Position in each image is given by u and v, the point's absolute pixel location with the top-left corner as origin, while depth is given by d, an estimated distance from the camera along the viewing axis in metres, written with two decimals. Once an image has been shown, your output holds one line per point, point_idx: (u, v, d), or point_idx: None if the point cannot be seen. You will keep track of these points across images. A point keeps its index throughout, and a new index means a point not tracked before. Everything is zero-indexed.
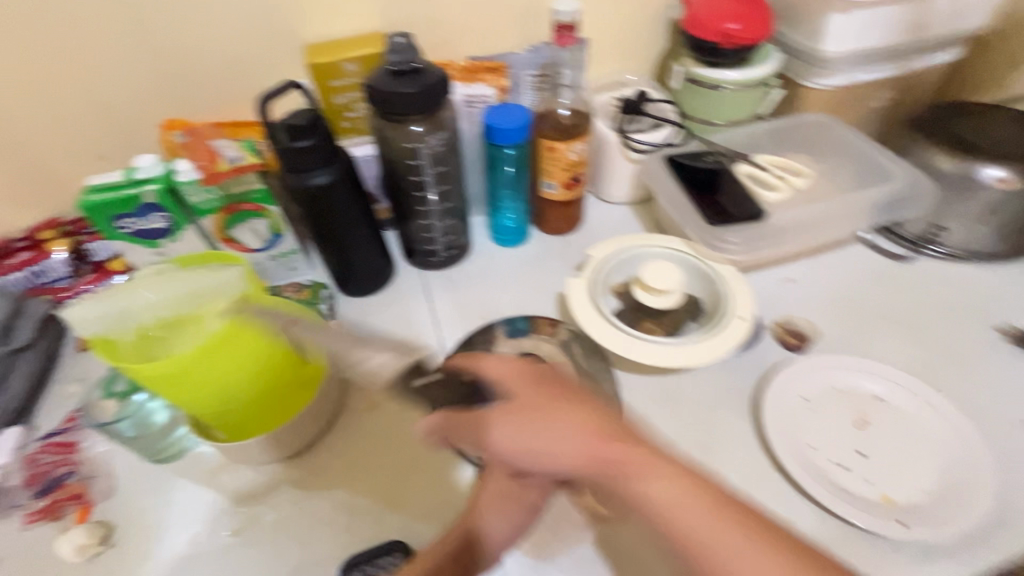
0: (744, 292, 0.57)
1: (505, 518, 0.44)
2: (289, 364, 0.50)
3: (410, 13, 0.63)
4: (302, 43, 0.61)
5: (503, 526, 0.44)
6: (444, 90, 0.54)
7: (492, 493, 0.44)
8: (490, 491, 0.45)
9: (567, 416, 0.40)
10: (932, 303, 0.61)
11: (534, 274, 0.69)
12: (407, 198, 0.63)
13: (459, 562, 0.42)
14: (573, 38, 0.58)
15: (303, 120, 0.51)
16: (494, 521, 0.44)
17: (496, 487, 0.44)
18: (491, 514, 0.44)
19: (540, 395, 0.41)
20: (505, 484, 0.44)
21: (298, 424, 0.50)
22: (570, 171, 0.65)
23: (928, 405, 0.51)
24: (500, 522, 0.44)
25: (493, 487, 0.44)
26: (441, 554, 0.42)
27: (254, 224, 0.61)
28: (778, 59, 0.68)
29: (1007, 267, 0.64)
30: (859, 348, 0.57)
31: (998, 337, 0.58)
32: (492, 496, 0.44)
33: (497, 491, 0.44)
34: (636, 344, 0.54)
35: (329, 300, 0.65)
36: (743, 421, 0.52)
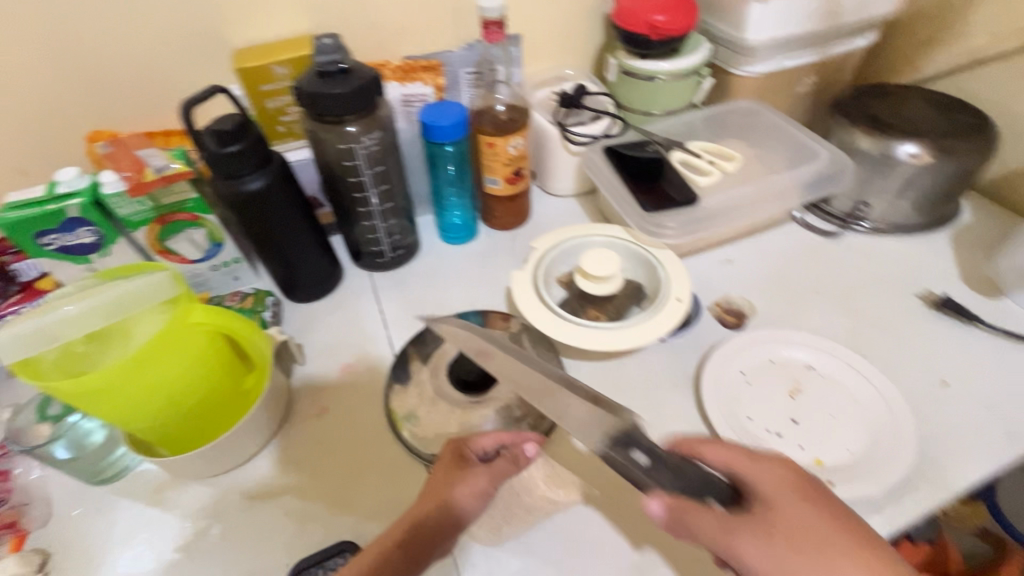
0: (682, 274, 0.59)
1: (455, 508, 0.42)
2: (229, 372, 0.49)
3: (341, 14, 0.62)
4: (231, 48, 0.60)
5: (452, 517, 0.42)
6: (375, 89, 0.54)
7: (442, 480, 0.44)
8: (440, 478, 0.44)
9: (810, 517, 0.36)
10: (860, 275, 0.64)
11: (483, 269, 0.69)
12: (348, 200, 0.63)
13: (407, 549, 0.41)
14: (501, 34, 0.59)
15: (230, 124, 0.50)
16: (442, 511, 0.42)
17: (446, 473, 0.44)
18: (440, 503, 0.43)
19: (807, 519, 0.36)
20: (455, 469, 0.44)
21: (243, 433, 0.49)
22: (512, 166, 0.65)
23: (855, 371, 0.53)
24: (449, 513, 0.42)
25: (444, 473, 0.44)
26: (388, 541, 0.41)
27: (192, 234, 0.60)
28: (707, 49, 0.70)
29: (927, 238, 0.68)
30: (794, 321, 0.60)
31: (921, 303, 0.61)
32: (441, 483, 0.44)
33: (447, 477, 0.44)
34: (579, 331, 0.55)
35: (273, 306, 0.64)
36: (686, 399, 0.53)
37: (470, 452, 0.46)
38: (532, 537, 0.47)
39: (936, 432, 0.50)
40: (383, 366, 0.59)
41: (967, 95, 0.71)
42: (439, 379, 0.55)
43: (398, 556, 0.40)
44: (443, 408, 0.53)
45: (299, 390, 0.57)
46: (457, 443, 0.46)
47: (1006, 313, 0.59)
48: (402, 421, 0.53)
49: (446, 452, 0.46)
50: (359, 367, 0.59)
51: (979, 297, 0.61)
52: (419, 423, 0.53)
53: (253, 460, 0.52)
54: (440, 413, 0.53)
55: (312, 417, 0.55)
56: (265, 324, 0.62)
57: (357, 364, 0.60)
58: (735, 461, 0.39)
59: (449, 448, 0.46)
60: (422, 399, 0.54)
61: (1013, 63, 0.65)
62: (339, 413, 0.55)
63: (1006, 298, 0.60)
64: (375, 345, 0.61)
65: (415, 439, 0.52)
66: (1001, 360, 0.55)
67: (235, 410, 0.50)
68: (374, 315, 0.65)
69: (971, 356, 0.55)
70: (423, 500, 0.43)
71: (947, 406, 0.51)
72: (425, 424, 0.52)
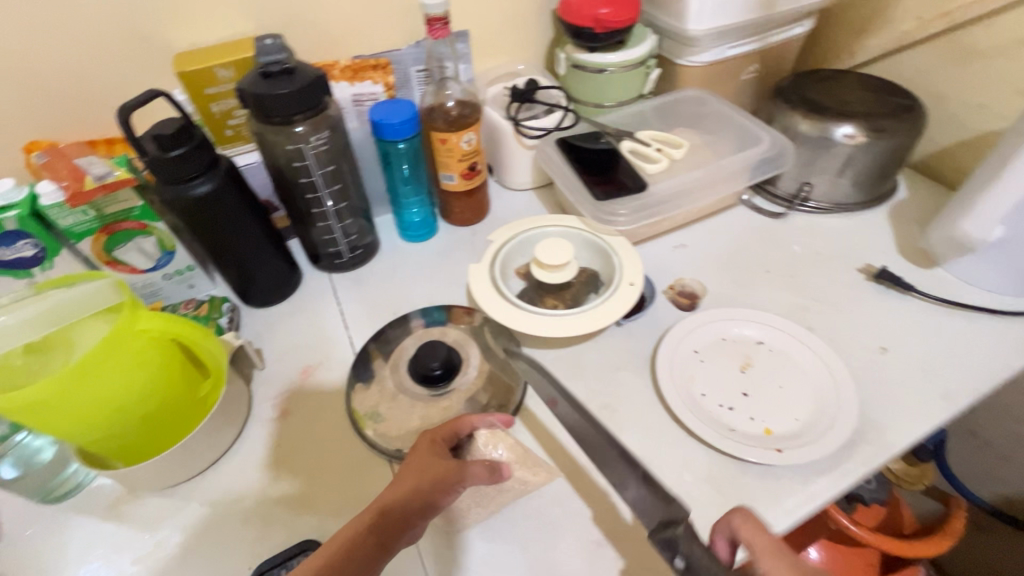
0: (634, 260, 0.60)
1: (428, 495, 0.40)
2: (183, 380, 0.48)
3: (285, 15, 0.62)
4: (172, 52, 0.59)
5: (425, 505, 0.40)
6: (321, 88, 0.54)
7: (417, 468, 0.42)
8: (415, 466, 0.42)
9: None
10: (806, 252, 0.67)
11: (443, 265, 0.70)
12: (301, 202, 0.62)
13: (377, 534, 0.38)
14: (446, 30, 0.59)
15: (172, 128, 0.49)
16: (417, 497, 0.40)
17: (422, 461, 0.42)
18: (415, 489, 0.40)
19: None
20: (431, 457, 0.43)
21: (199, 440, 0.49)
22: (466, 161, 0.66)
23: (802, 344, 0.56)
24: (423, 500, 0.40)
25: (419, 461, 0.42)
26: (358, 527, 0.38)
27: (140, 243, 0.58)
28: (652, 41, 0.72)
29: (867, 214, 0.71)
30: (744, 300, 0.62)
31: (862, 276, 0.64)
32: (415, 470, 0.42)
33: (423, 465, 0.42)
34: (537, 319, 0.56)
35: (230, 313, 0.62)
36: (644, 380, 0.55)
37: (444, 442, 0.44)
38: (496, 522, 0.47)
39: (877, 397, 0.52)
40: (345, 366, 0.59)
41: (899, 78, 0.75)
42: (400, 374, 0.56)
43: (367, 542, 0.38)
44: (404, 402, 0.53)
45: (259, 394, 0.57)
46: (432, 433, 0.45)
47: (940, 282, 0.62)
48: (364, 418, 0.53)
49: (422, 441, 0.44)
50: (320, 369, 0.59)
51: (916, 268, 0.64)
52: (381, 419, 0.53)
53: (213, 468, 0.51)
54: (401, 408, 0.53)
55: (273, 421, 0.55)
56: (222, 330, 0.60)
57: (318, 365, 0.59)
58: (764, 554, 0.35)
59: (424, 438, 0.44)
60: (383, 396, 0.54)
61: (937, 45, 0.69)
62: (300, 415, 0.55)
63: (940, 268, 0.64)
64: (336, 345, 0.61)
65: (378, 435, 0.52)
66: (936, 326, 0.58)
67: (191, 419, 0.50)
68: (335, 316, 0.64)
69: (908, 323, 0.58)
70: (397, 487, 0.41)
71: (886, 372, 0.54)
72: (387, 420, 0.53)
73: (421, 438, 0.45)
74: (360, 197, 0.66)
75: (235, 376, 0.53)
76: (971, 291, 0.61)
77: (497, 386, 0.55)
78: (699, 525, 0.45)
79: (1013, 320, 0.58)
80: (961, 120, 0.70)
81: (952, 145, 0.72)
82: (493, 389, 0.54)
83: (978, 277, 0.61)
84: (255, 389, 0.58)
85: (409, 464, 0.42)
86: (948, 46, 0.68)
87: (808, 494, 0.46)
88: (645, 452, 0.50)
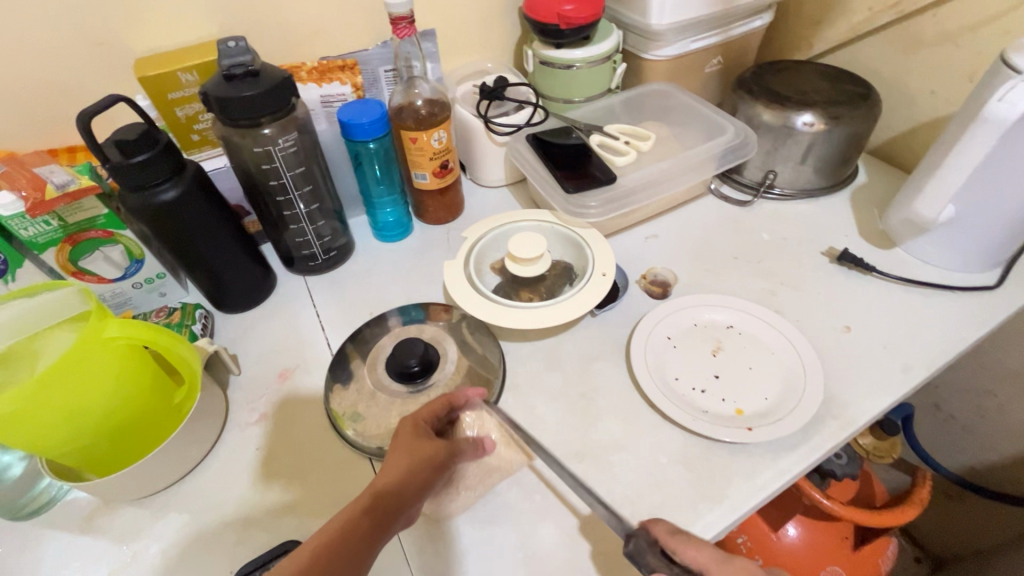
0: (606, 251, 0.61)
1: (419, 476, 0.41)
2: (154, 390, 0.48)
3: (248, 17, 0.61)
4: (133, 57, 0.59)
5: (417, 485, 0.41)
6: (287, 90, 0.53)
7: (405, 451, 0.42)
8: (403, 449, 0.42)
9: None
10: (772, 238, 0.69)
11: (419, 263, 0.70)
12: (271, 204, 0.62)
13: (375, 516, 0.38)
14: (412, 29, 0.59)
15: (134, 134, 0.49)
16: (410, 479, 0.40)
17: (409, 444, 0.43)
18: (407, 471, 0.41)
19: None
20: (418, 439, 0.43)
21: (175, 448, 0.48)
22: (438, 159, 0.66)
23: (770, 326, 0.57)
24: (415, 480, 0.41)
25: (406, 444, 0.43)
26: (354, 511, 0.38)
27: (107, 252, 0.57)
28: (617, 36, 0.73)
29: (830, 199, 0.74)
30: (714, 286, 0.64)
31: (825, 259, 0.66)
32: (404, 453, 0.42)
33: (410, 448, 0.42)
34: (512, 313, 0.56)
35: (203, 319, 0.62)
36: (620, 367, 0.56)
37: (426, 425, 0.45)
38: (475, 512, 0.47)
39: (841, 374, 0.54)
40: (322, 367, 0.59)
41: (855, 67, 0.77)
42: (377, 373, 0.56)
43: (364, 525, 0.37)
44: (383, 400, 0.53)
45: (236, 400, 0.57)
46: (413, 418, 0.45)
47: (898, 261, 0.65)
48: (343, 419, 0.53)
49: (404, 425, 0.44)
50: (297, 371, 0.59)
51: (876, 249, 0.67)
52: (361, 418, 0.53)
53: (191, 476, 0.51)
54: (380, 406, 0.53)
55: (251, 425, 0.54)
56: (195, 336, 0.60)
57: (295, 368, 0.59)
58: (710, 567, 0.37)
59: (406, 423, 0.45)
60: (361, 395, 0.55)
61: (889, 34, 0.71)
62: (279, 419, 0.55)
63: (898, 248, 0.66)
64: (313, 348, 0.61)
65: (358, 434, 0.52)
66: (896, 303, 0.61)
67: (163, 427, 0.49)
68: (312, 319, 0.64)
69: (870, 302, 0.61)
70: (388, 471, 0.41)
71: (850, 349, 0.56)
72: (367, 419, 0.53)
73: (403, 422, 0.45)
74: (331, 198, 0.66)
75: (211, 382, 0.53)
76: (928, 269, 0.64)
77: (475, 379, 0.55)
78: (676, 505, 0.46)
79: (967, 295, 0.61)
80: (913, 106, 0.73)
81: (907, 130, 0.75)
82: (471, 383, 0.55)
83: (932, 256, 0.63)
84: (232, 395, 0.57)
85: (396, 448, 0.42)
86: (899, 34, 0.70)
87: (778, 469, 0.48)
88: (622, 437, 0.51)
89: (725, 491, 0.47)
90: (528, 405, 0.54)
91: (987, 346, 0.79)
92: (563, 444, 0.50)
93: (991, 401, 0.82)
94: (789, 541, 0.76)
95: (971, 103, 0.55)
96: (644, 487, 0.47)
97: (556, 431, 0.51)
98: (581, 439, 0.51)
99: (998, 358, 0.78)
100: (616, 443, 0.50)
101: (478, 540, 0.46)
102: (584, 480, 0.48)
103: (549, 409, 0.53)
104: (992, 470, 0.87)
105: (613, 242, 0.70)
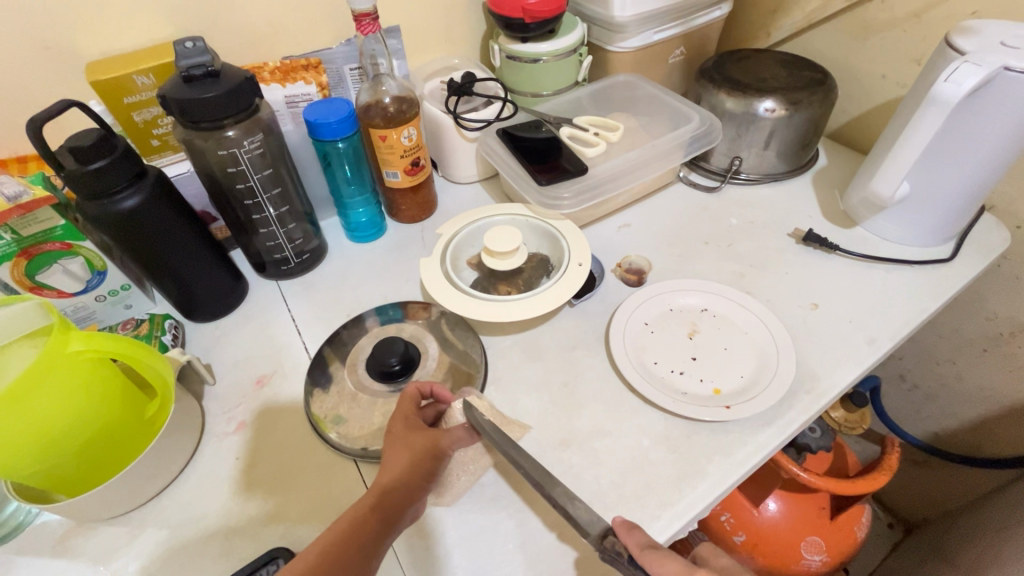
0: (581, 242, 0.62)
1: (420, 467, 0.42)
2: (126, 404, 0.46)
3: (205, 17, 0.59)
4: (84, 61, 0.56)
5: (419, 477, 0.42)
6: (250, 90, 0.52)
7: (402, 447, 0.43)
8: (398, 444, 0.43)
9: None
10: (740, 222, 0.71)
11: (394, 262, 0.69)
12: (239, 209, 0.61)
13: (383, 509, 0.39)
14: (376, 25, 0.58)
15: (90, 139, 0.46)
16: (411, 472, 0.41)
17: (404, 439, 0.44)
18: (407, 464, 0.42)
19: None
20: (411, 433, 0.44)
21: (149, 463, 0.47)
22: (408, 157, 0.65)
23: (742, 307, 0.59)
24: (416, 472, 0.42)
25: (400, 440, 0.44)
26: (360, 508, 0.38)
27: (66, 265, 0.55)
28: (582, 29, 0.74)
29: (792, 183, 0.76)
30: (686, 271, 0.65)
31: (792, 240, 0.68)
32: (401, 448, 0.43)
33: (406, 442, 0.43)
34: (490, 307, 0.56)
35: (173, 330, 0.60)
36: (600, 355, 0.57)
37: (415, 419, 0.46)
38: (462, 505, 0.47)
39: (811, 349, 0.57)
40: (301, 372, 0.58)
41: (811, 54, 0.80)
42: (358, 374, 0.55)
43: (373, 520, 0.38)
44: (365, 400, 0.53)
45: (212, 410, 0.55)
46: (401, 413, 0.46)
47: (859, 239, 0.68)
48: (324, 422, 0.52)
49: (395, 422, 0.45)
50: (275, 378, 0.58)
51: (838, 229, 0.69)
52: (343, 421, 0.52)
53: (168, 490, 0.50)
54: (362, 407, 0.53)
55: (229, 435, 0.53)
56: (165, 347, 0.58)
57: (272, 374, 0.58)
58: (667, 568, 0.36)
59: (396, 419, 0.46)
60: (343, 397, 0.54)
61: (842, 21, 0.74)
62: (258, 426, 0.54)
63: (859, 227, 0.69)
64: (290, 352, 0.60)
65: (341, 437, 0.51)
66: (859, 280, 0.63)
67: (137, 442, 0.48)
68: (286, 323, 0.63)
69: (835, 280, 0.63)
70: (389, 468, 0.41)
71: (818, 325, 0.59)
72: (349, 421, 0.52)
73: (393, 420, 0.46)
74: (301, 200, 0.65)
75: (185, 393, 0.52)
76: (887, 245, 0.67)
77: (457, 375, 0.55)
78: (659, 486, 0.47)
79: (923, 268, 0.64)
80: (867, 89, 0.75)
81: (862, 113, 0.78)
82: (453, 378, 0.55)
83: (891, 233, 0.66)
84: (207, 405, 0.56)
85: (393, 446, 0.43)
86: (851, 21, 0.73)
87: (756, 444, 0.49)
88: (605, 423, 0.51)
89: (707, 468, 0.48)
90: (511, 397, 0.54)
91: (944, 317, 0.83)
92: (547, 433, 0.51)
93: (950, 369, 0.86)
94: (770, 515, 0.78)
95: (919, 85, 0.57)
96: (629, 470, 0.48)
97: (540, 422, 0.52)
98: (564, 427, 0.51)
99: (955, 327, 0.83)
100: (599, 429, 0.51)
101: (467, 533, 0.46)
102: (569, 467, 0.48)
103: (531, 399, 0.54)
104: (955, 434, 0.91)
105: (587, 232, 0.71)
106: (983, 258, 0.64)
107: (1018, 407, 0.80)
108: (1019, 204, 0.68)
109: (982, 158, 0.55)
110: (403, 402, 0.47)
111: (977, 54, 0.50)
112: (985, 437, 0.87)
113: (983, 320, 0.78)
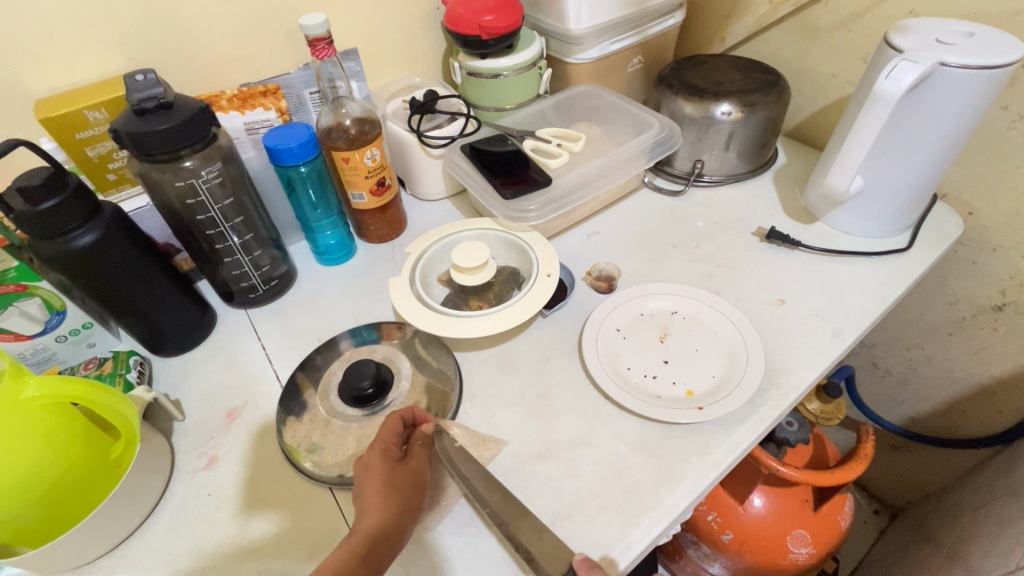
0: (549, 252, 0.63)
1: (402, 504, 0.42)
2: (85, 447, 0.45)
3: (159, 47, 0.59)
4: (35, 98, 0.56)
5: (402, 513, 0.42)
6: (205, 119, 0.52)
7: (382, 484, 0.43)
8: (379, 482, 0.43)
9: None
10: (706, 224, 0.72)
11: (365, 284, 0.69)
12: (200, 241, 0.60)
13: (373, 556, 0.39)
14: (331, 49, 0.59)
15: (39, 178, 0.45)
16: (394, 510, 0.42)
17: (383, 477, 0.43)
18: (388, 504, 0.42)
19: None
20: (389, 470, 0.44)
21: (114, 507, 0.45)
22: (373, 178, 0.65)
23: (711, 308, 0.60)
24: (399, 508, 0.42)
25: (380, 477, 0.43)
26: (349, 555, 0.38)
27: (23, 307, 0.54)
28: (540, 41, 0.75)
29: (753, 181, 0.78)
30: (656, 275, 0.66)
31: (756, 239, 0.70)
32: (383, 486, 0.43)
33: (386, 480, 0.43)
34: (462, 323, 0.56)
35: (138, 366, 0.58)
36: (574, 364, 0.57)
37: (393, 451, 0.46)
38: (440, 527, 0.46)
39: (779, 345, 0.58)
40: (271, 401, 0.57)
41: (764, 56, 0.82)
42: (331, 400, 0.55)
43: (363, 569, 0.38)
44: (340, 426, 0.52)
45: (182, 445, 0.54)
46: (379, 446, 0.45)
47: (820, 234, 0.69)
48: (296, 453, 0.51)
49: (372, 456, 0.45)
50: (247, 409, 0.57)
51: (799, 224, 0.71)
52: (317, 449, 0.51)
53: (139, 530, 0.48)
54: (336, 433, 0.52)
55: (200, 471, 0.52)
56: (131, 385, 0.56)
57: (243, 406, 0.57)
58: None
59: (373, 452, 0.45)
60: (316, 423, 0.53)
61: (790, 24, 0.77)
62: (230, 459, 0.53)
63: (820, 222, 0.71)
64: (260, 382, 0.59)
65: (316, 465, 0.50)
66: (822, 274, 0.65)
67: (102, 485, 0.46)
68: (256, 352, 0.62)
69: (799, 275, 0.65)
70: (371, 510, 0.41)
71: (785, 322, 0.60)
72: (323, 450, 0.51)
73: (371, 452, 0.45)
74: (265, 227, 0.64)
75: (152, 431, 0.50)
76: (847, 238, 0.68)
77: (432, 393, 0.55)
78: (637, 490, 0.47)
79: (883, 258, 0.66)
80: (819, 88, 0.78)
81: (817, 111, 0.80)
82: (428, 396, 0.55)
83: (850, 226, 0.68)
84: (176, 441, 0.54)
85: (376, 484, 0.43)
86: (798, 25, 0.76)
87: (730, 443, 0.50)
88: (582, 432, 0.51)
89: (683, 470, 0.48)
90: (487, 412, 0.54)
91: (910, 303, 0.85)
92: (524, 444, 0.51)
93: (920, 354, 0.88)
94: (756, 511, 0.79)
95: (865, 82, 0.59)
96: (607, 479, 0.48)
97: (516, 436, 0.52)
98: (541, 437, 0.51)
99: (921, 313, 0.85)
100: (576, 438, 0.51)
101: (448, 553, 0.45)
102: (548, 479, 0.48)
103: (507, 413, 0.54)
104: (930, 417, 0.93)
105: (557, 242, 0.71)
106: (938, 246, 0.66)
107: (985, 387, 0.83)
108: (969, 191, 0.71)
109: (927, 151, 0.57)
110: (382, 434, 0.46)
111: (915, 51, 0.52)
112: (958, 417, 0.89)
113: (947, 304, 0.81)
